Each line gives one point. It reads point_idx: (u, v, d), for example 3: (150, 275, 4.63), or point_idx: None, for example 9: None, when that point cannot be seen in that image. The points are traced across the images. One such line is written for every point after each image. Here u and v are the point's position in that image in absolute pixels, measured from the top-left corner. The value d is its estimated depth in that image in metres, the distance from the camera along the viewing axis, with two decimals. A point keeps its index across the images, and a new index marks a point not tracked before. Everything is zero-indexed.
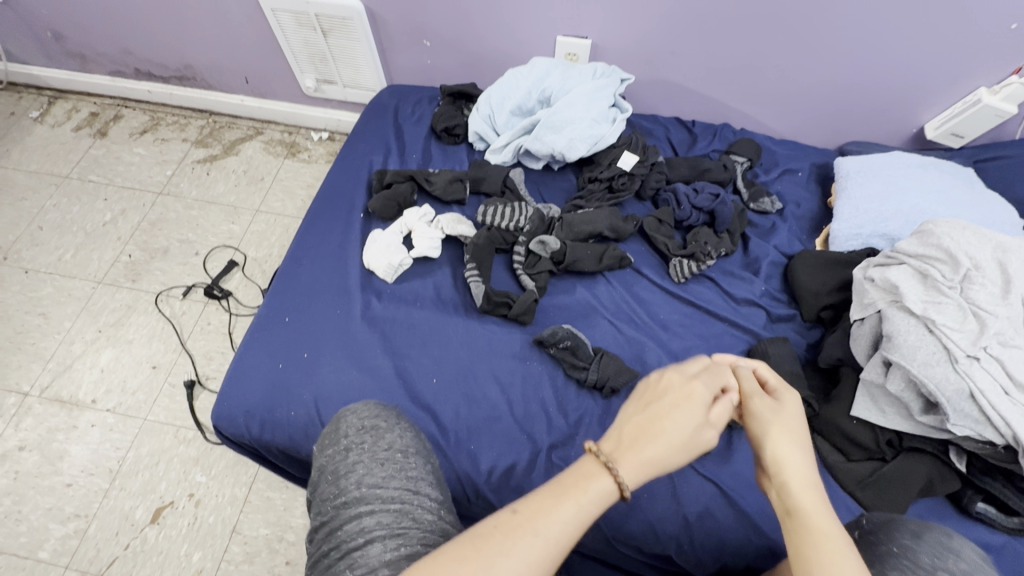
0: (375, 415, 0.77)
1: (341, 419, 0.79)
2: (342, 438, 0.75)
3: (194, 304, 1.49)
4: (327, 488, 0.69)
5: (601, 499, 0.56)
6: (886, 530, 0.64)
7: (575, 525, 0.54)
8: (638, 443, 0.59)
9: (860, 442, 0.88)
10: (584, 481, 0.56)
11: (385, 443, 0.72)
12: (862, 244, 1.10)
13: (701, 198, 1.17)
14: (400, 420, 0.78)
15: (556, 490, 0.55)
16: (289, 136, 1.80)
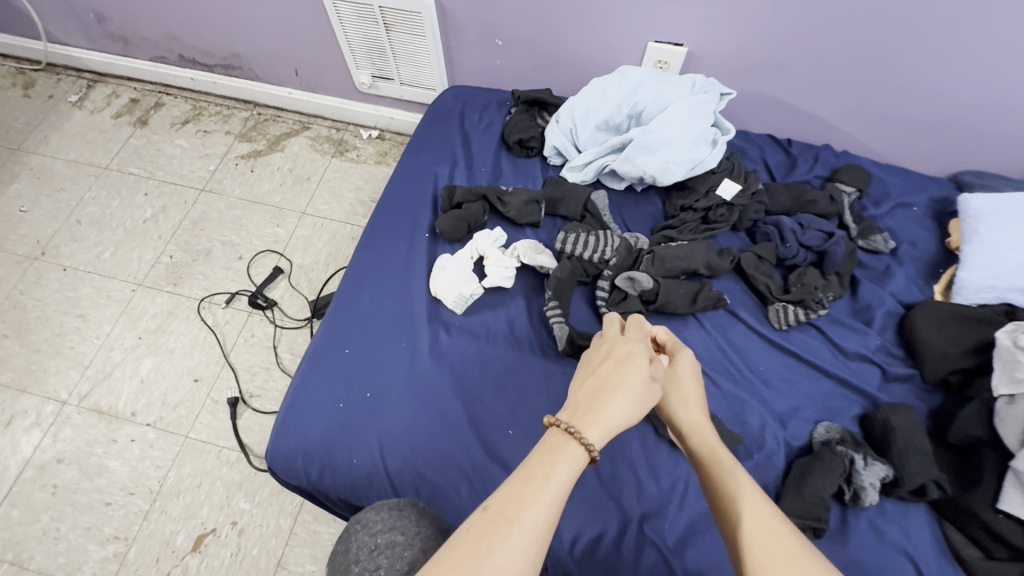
0: (390, 528, 0.70)
1: (353, 535, 0.72)
2: (354, 563, 0.68)
3: (238, 313, 1.41)
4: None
5: (572, 469, 0.59)
6: None
7: (552, 509, 0.56)
8: (595, 409, 0.63)
9: (1008, 541, 0.76)
10: (551, 465, 0.59)
11: (403, 561, 0.65)
12: (996, 298, 0.97)
13: (810, 235, 1.04)
14: (421, 528, 0.71)
15: (524, 473, 0.58)
16: (337, 132, 1.70)
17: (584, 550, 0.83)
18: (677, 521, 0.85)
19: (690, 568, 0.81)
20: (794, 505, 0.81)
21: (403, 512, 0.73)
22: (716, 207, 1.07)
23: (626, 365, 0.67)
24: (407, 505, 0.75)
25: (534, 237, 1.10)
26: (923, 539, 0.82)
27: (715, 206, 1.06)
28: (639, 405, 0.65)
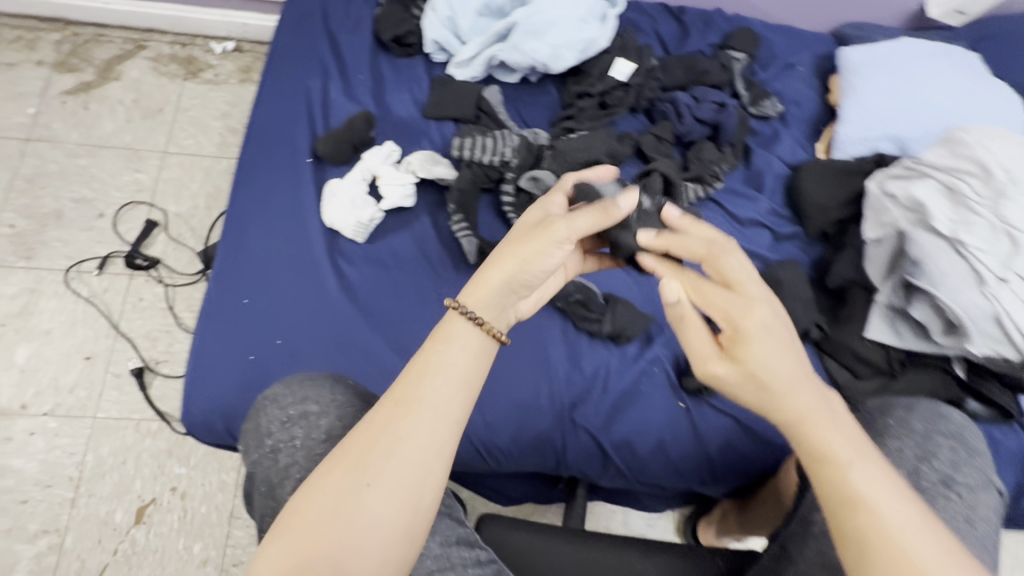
0: (300, 399, 0.67)
1: (260, 410, 0.68)
2: (265, 437, 0.65)
3: (117, 278, 1.25)
4: (265, 503, 0.63)
5: (467, 347, 0.60)
6: (885, 409, 0.79)
7: (453, 393, 0.58)
8: (489, 288, 0.61)
9: (871, 360, 0.89)
10: (443, 348, 0.59)
11: (319, 430, 0.64)
12: (870, 149, 1.04)
13: (704, 108, 1.04)
14: (337, 394, 0.67)
15: (418, 367, 0.58)
16: (182, 49, 1.44)
17: (523, 445, 0.88)
18: (602, 403, 0.91)
19: (617, 440, 0.90)
20: None
21: (315, 381, 0.69)
22: (612, 90, 1.04)
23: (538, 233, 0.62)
24: (321, 375, 0.70)
25: (429, 147, 1.03)
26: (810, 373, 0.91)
27: (610, 89, 1.04)
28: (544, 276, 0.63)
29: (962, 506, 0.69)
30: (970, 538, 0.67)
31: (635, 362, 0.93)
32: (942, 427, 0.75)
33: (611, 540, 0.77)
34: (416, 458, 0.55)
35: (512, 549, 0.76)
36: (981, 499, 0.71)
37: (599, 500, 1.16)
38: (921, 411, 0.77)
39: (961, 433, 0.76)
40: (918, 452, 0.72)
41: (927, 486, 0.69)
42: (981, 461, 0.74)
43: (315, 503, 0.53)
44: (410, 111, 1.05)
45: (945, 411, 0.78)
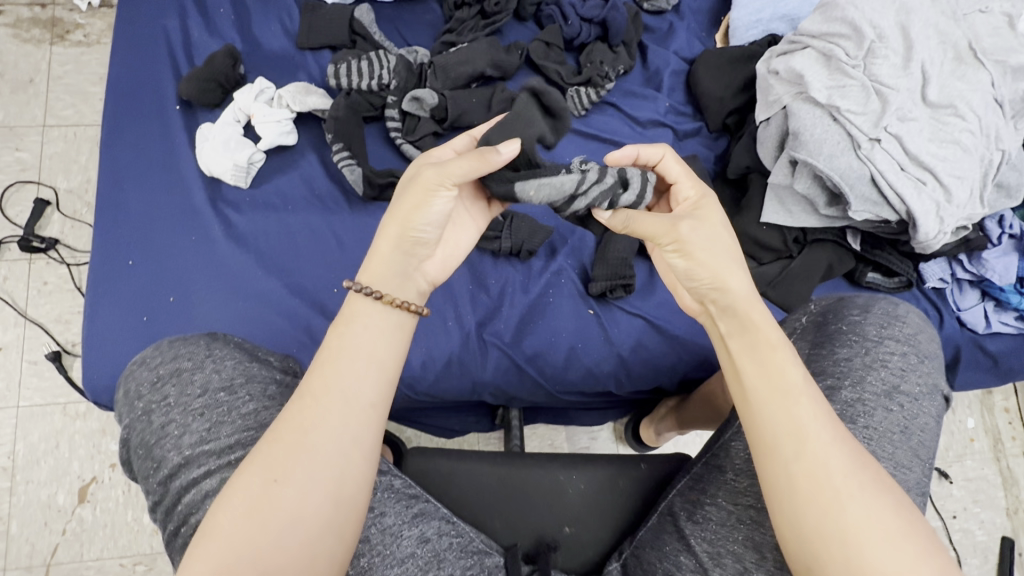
0: (171, 357, 0.64)
1: (130, 376, 0.65)
2: (135, 402, 0.62)
3: (16, 264, 1.19)
4: (143, 463, 0.60)
5: (378, 327, 0.56)
6: (835, 308, 0.70)
7: (369, 378, 0.54)
8: (383, 256, 0.58)
9: (770, 245, 0.88)
10: (347, 332, 0.56)
11: (195, 385, 0.62)
12: (763, 31, 1.00)
13: (589, 7, 1.00)
14: (213, 349, 0.65)
15: (328, 354, 0.54)
16: (43, 10, 1.32)
17: (437, 371, 0.88)
18: (510, 318, 0.92)
19: (529, 353, 0.90)
20: (603, 271, 0.94)
21: (188, 339, 0.66)
22: None
23: (424, 193, 0.58)
24: (196, 333, 0.67)
25: (306, 79, 0.98)
26: None
27: None
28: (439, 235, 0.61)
29: (901, 416, 0.62)
30: (903, 449, 0.60)
31: (540, 275, 0.95)
32: (896, 332, 0.66)
33: (537, 457, 0.74)
34: (338, 450, 0.51)
35: (437, 478, 0.72)
36: (925, 406, 0.63)
37: (538, 422, 1.19)
38: (876, 315, 0.68)
39: (917, 338, 0.67)
40: (865, 359, 0.64)
41: (867, 395, 0.62)
42: (933, 366, 0.66)
43: (228, 512, 0.48)
44: (281, 43, 0.99)
45: (903, 311, 0.69)
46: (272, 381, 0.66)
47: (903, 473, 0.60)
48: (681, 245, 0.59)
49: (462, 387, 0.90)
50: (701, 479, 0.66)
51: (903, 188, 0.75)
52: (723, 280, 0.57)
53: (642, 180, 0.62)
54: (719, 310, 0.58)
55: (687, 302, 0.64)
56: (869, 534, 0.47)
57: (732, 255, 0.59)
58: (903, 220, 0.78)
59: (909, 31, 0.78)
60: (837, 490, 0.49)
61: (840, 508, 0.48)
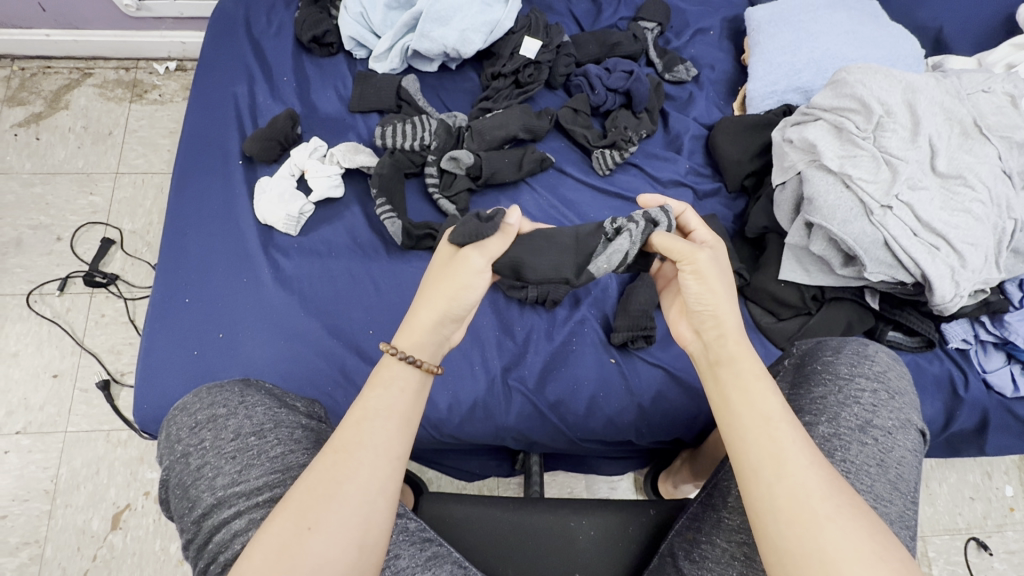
0: (208, 404, 0.65)
1: (171, 421, 0.66)
2: (175, 445, 0.63)
3: (78, 297, 1.30)
4: (178, 503, 0.60)
5: (404, 384, 0.60)
6: (813, 351, 0.79)
7: (396, 429, 0.57)
8: (421, 328, 0.62)
9: (789, 301, 0.92)
10: (376, 388, 0.59)
11: (229, 429, 0.62)
12: (778, 101, 1.07)
13: (615, 78, 1.09)
14: (246, 395, 0.66)
15: (357, 412, 0.57)
16: (126, 73, 1.50)
17: (462, 413, 0.92)
18: (535, 364, 0.95)
19: (551, 400, 0.94)
20: (625, 322, 0.97)
21: (223, 387, 0.67)
22: (524, 68, 1.09)
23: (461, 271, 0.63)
24: (230, 380, 0.69)
25: (355, 139, 1.08)
26: None
27: (522, 67, 1.09)
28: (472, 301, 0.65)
29: (877, 449, 0.67)
30: (881, 481, 0.66)
31: (565, 324, 0.99)
32: (866, 370, 0.73)
33: (548, 502, 0.75)
34: (364, 497, 0.53)
35: (456, 524, 0.73)
36: (899, 440, 0.69)
37: (558, 469, 1.20)
38: (848, 354, 0.76)
39: (886, 375, 0.74)
40: (839, 396, 0.71)
41: (842, 430, 0.68)
42: (905, 401, 0.73)
43: (259, 551, 0.49)
44: (335, 107, 1.10)
45: (871, 350, 0.77)
46: (298, 425, 0.66)
47: (885, 505, 0.64)
48: (697, 269, 0.67)
49: (485, 431, 0.94)
50: (697, 519, 0.70)
51: (916, 253, 0.78)
52: (715, 310, 0.66)
53: (669, 215, 0.75)
54: (711, 336, 0.66)
55: (682, 332, 0.73)
56: (849, 563, 0.50)
57: (730, 293, 0.68)
58: (920, 282, 0.81)
59: (916, 108, 0.83)
60: (821, 516, 0.52)
61: (821, 530, 0.52)
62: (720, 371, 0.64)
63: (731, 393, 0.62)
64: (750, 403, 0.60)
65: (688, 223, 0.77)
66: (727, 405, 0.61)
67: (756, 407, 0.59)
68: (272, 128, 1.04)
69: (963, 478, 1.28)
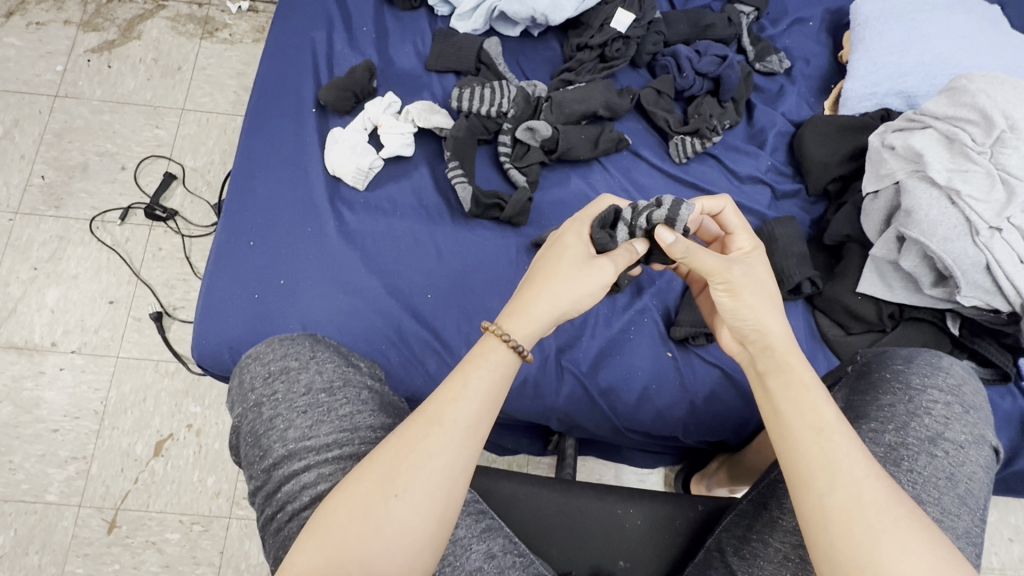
0: (282, 355, 0.65)
1: (244, 368, 0.67)
2: (248, 392, 0.64)
3: (138, 229, 1.32)
4: (249, 450, 0.61)
5: (498, 367, 0.59)
6: (878, 359, 0.72)
7: (483, 410, 0.56)
8: (534, 321, 0.62)
9: (862, 315, 0.88)
10: (476, 366, 0.58)
11: (301, 383, 0.62)
12: (876, 104, 1.01)
13: (705, 62, 1.05)
14: (317, 351, 0.67)
15: (453, 388, 0.56)
16: (199, 9, 1.49)
17: (512, 388, 0.92)
18: (589, 349, 0.94)
19: (602, 386, 0.92)
20: (688, 316, 0.94)
21: (295, 340, 0.68)
22: (612, 42, 1.05)
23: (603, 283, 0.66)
24: (300, 333, 0.69)
25: (430, 99, 1.05)
26: (798, 326, 0.91)
27: (610, 41, 1.05)
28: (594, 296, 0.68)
29: (947, 463, 0.61)
30: (949, 495, 0.60)
31: (624, 311, 0.96)
32: (940, 382, 0.66)
33: (595, 487, 0.73)
34: (447, 473, 0.53)
35: (501, 498, 0.71)
36: (971, 455, 0.63)
37: (590, 455, 1.19)
38: (920, 365, 0.69)
39: (961, 389, 0.67)
40: (908, 406, 0.65)
41: (910, 439, 0.62)
42: (980, 417, 0.66)
43: (344, 508, 0.51)
44: (411, 63, 1.08)
45: (945, 363, 0.69)
46: (365, 386, 0.65)
47: (951, 520, 0.59)
48: (731, 285, 0.65)
49: (533, 409, 0.93)
50: (747, 517, 0.68)
51: (1020, 281, 0.74)
52: (759, 324, 0.63)
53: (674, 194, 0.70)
54: (757, 349, 0.63)
55: (726, 339, 0.71)
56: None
57: (772, 304, 0.65)
58: (1016, 312, 0.77)
59: None
60: (878, 533, 0.50)
61: (876, 545, 0.49)
62: (769, 381, 0.61)
63: (780, 403, 0.59)
64: (813, 412, 0.57)
65: (729, 224, 0.74)
66: (783, 409, 0.58)
67: (813, 414, 0.57)
68: (348, 78, 1.02)
69: (1004, 519, 1.24)
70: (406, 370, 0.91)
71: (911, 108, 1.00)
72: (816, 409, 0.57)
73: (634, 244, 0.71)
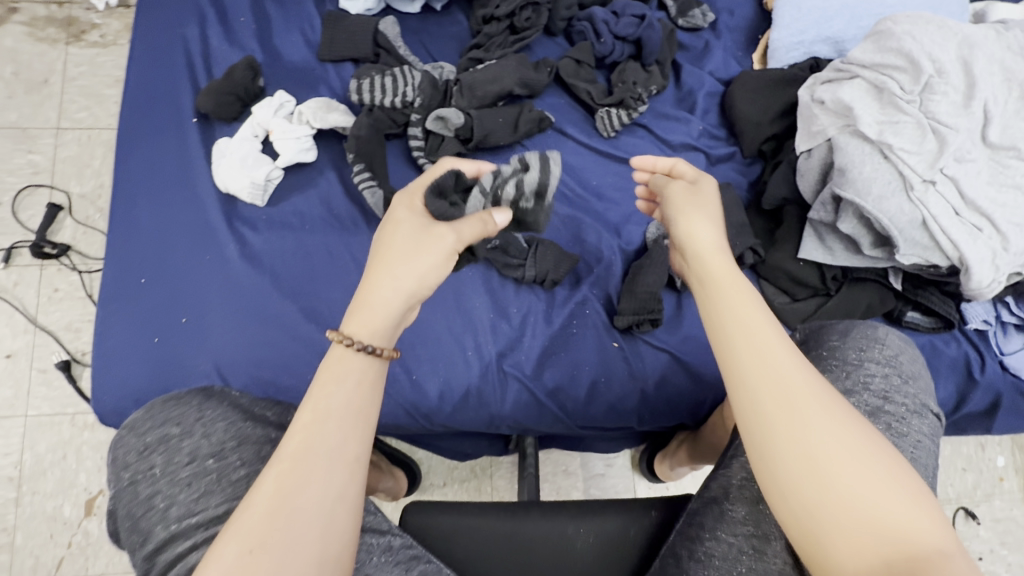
0: (160, 423, 0.60)
1: (118, 443, 0.61)
2: (123, 471, 0.58)
3: (27, 270, 1.17)
4: (129, 537, 0.55)
5: (361, 380, 0.53)
6: (816, 335, 0.69)
7: (352, 431, 0.51)
8: (375, 306, 0.56)
9: (806, 281, 0.85)
10: (325, 386, 0.52)
11: (183, 452, 0.57)
12: (805, 54, 0.96)
13: (624, 24, 0.96)
14: (205, 411, 0.61)
15: (305, 415, 0.50)
16: (59, 9, 1.30)
17: (453, 402, 0.86)
18: (532, 350, 0.88)
19: (549, 386, 0.87)
20: (630, 304, 0.89)
21: (180, 401, 0.62)
22: (521, 10, 0.95)
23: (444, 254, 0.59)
24: (188, 392, 0.64)
25: (328, 93, 0.94)
26: None
27: (519, 10, 0.95)
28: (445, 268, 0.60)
29: (892, 438, 0.58)
30: None
31: (565, 305, 0.91)
32: (876, 354, 0.64)
33: (542, 508, 0.69)
34: (320, 505, 0.48)
35: (444, 533, 0.67)
36: (915, 426, 0.60)
37: (553, 448, 1.15)
38: (856, 338, 0.66)
39: (898, 358, 0.64)
40: (847, 383, 0.62)
41: None
42: (919, 387, 0.64)
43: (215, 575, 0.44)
44: (302, 54, 0.96)
45: (881, 333, 0.67)
46: (266, 440, 0.61)
47: None
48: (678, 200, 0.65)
49: (480, 420, 0.88)
50: (697, 515, 0.64)
51: (956, 234, 0.71)
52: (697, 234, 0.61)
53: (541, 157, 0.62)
54: (699, 260, 0.60)
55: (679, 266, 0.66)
56: (845, 467, 0.46)
57: (713, 214, 0.63)
58: (955, 266, 0.74)
59: (972, 67, 0.72)
60: (841, 485, 0.45)
61: (813, 436, 0.47)
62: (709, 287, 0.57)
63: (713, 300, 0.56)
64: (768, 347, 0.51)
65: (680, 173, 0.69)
66: (730, 354, 0.52)
67: (764, 346, 0.51)
68: (228, 78, 0.90)
69: (956, 450, 1.28)
70: None
71: (840, 55, 0.96)
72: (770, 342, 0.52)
73: (492, 215, 0.63)
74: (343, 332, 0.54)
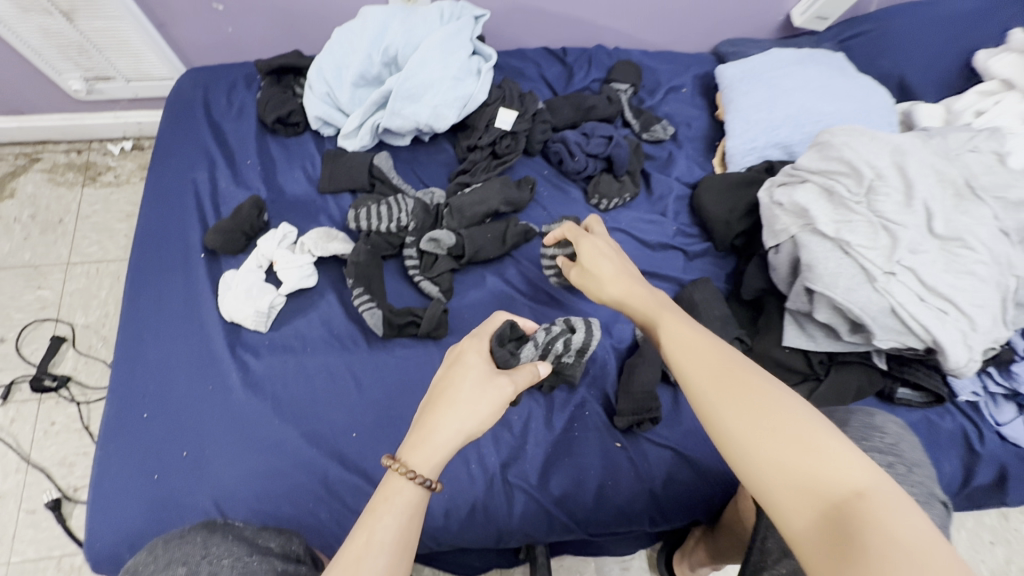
0: (165, 564, 0.57)
1: None
2: None
3: (25, 405, 1.17)
4: None
5: (412, 509, 0.54)
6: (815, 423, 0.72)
7: (397, 564, 0.51)
8: (434, 444, 0.57)
9: (794, 367, 0.88)
10: (380, 514, 0.53)
11: None
12: (759, 158, 1.06)
13: (594, 144, 1.07)
14: (212, 547, 0.59)
15: (359, 538, 0.51)
16: (78, 155, 1.42)
17: (459, 520, 0.84)
18: (535, 457, 0.88)
19: (556, 495, 0.86)
20: (628, 404, 0.91)
21: (186, 539, 0.60)
22: (501, 139, 1.07)
23: (498, 402, 0.61)
24: (194, 528, 0.62)
25: (327, 222, 1.02)
26: None
27: (499, 138, 1.07)
28: (496, 413, 0.61)
29: None
30: None
31: (564, 406, 0.92)
32: (877, 442, 0.65)
33: None
34: None
35: None
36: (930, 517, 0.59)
37: (566, 555, 1.10)
38: (854, 426, 0.68)
39: (899, 447, 0.65)
40: None
41: None
42: (924, 474, 0.64)
43: None
44: (303, 189, 1.05)
45: (880, 421, 0.68)
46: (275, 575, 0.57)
47: None
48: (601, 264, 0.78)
49: (487, 537, 0.85)
50: None
51: (925, 319, 0.76)
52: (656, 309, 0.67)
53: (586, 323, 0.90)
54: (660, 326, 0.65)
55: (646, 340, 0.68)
56: (832, 471, 0.47)
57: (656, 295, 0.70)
58: (931, 348, 0.78)
59: (906, 170, 0.81)
60: (833, 482, 0.47)
61: (796, 444, 0.49)
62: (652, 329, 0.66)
63: (683, 355, 0.59)
64: (793, 429, 0.50)
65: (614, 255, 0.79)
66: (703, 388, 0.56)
67: (786, 423, 0.50)
68: (234, 215, 0.98)
69: (979, 522, 1.24)
70: (342, 525, 0.82)
71: (790, 157, 1.05)
72: (805, 426, 0.50)
73: (536, 364, 0.69)
74: (400, 461, 0.55)
